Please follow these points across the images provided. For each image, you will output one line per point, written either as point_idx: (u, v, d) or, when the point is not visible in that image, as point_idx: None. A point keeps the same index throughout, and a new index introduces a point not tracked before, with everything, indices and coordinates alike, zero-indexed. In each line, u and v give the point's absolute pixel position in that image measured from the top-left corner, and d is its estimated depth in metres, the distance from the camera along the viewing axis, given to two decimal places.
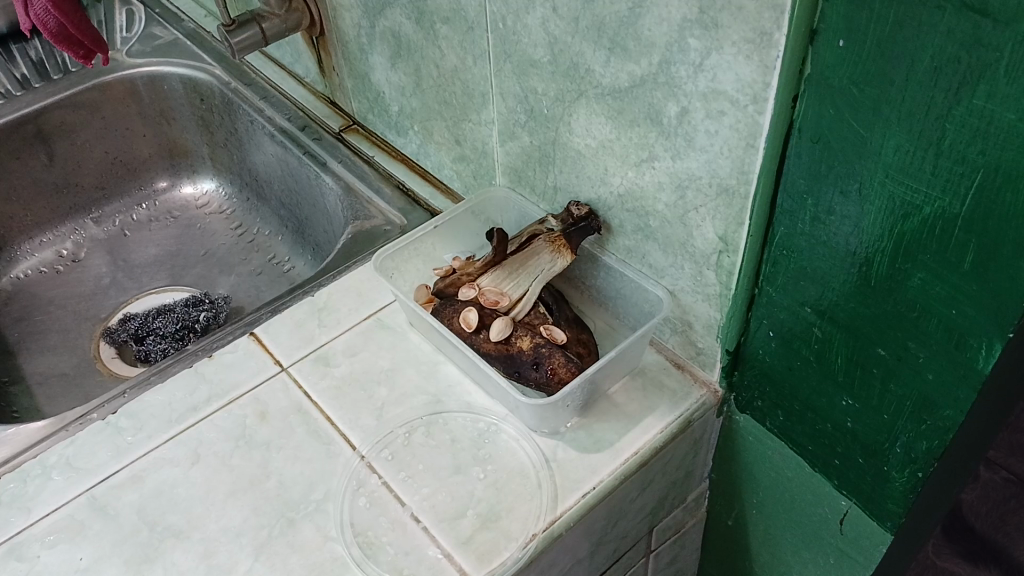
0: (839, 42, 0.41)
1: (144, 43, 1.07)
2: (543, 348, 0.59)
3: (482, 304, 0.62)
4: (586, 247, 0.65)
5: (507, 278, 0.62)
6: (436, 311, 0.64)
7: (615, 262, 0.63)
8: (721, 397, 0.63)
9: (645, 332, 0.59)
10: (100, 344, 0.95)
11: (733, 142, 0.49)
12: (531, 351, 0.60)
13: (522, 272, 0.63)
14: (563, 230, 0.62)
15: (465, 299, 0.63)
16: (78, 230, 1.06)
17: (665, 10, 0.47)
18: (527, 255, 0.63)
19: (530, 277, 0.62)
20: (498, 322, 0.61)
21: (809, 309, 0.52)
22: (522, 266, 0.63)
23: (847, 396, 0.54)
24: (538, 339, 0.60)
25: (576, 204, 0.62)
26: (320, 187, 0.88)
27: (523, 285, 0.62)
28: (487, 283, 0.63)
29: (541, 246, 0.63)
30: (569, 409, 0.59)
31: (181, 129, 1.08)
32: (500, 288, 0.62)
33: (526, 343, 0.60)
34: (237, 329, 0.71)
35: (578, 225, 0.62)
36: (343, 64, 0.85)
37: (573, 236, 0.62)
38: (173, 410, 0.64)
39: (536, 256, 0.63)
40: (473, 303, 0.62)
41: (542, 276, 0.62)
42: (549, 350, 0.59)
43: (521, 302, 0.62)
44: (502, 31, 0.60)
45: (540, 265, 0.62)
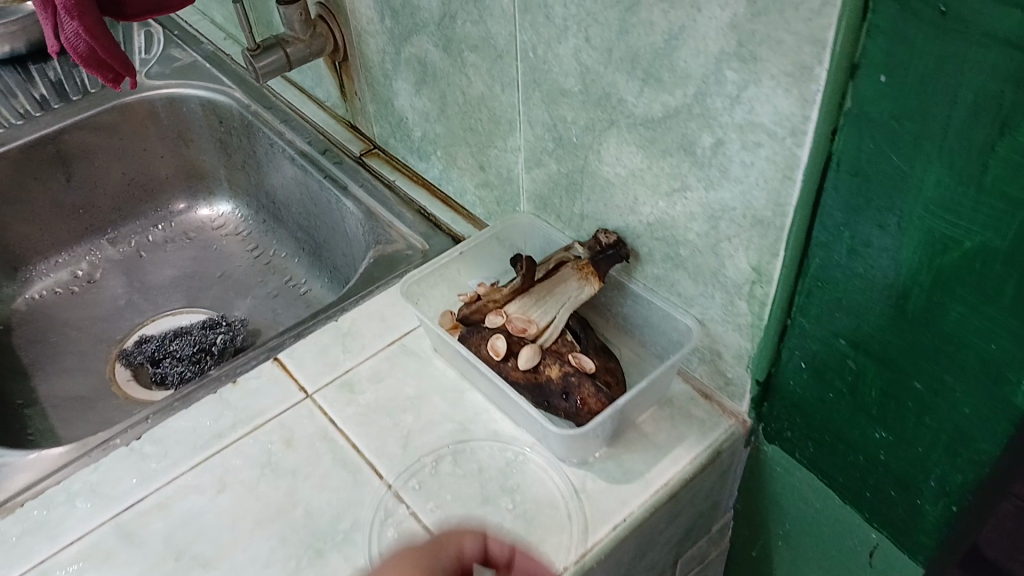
0: (880, 77, 0.41)
1: (163, 65, 1.07)
2: (572, 377, 0.60)
3: (509, 331, 0.61)
4: (614, 276, 0.66)
5: (535, 305, 0.63)
6: (462, 341, 0.64)
7: (644, 291, 0.63)
8: (749, 427, 0.62)
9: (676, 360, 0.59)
10: (117, 367, 0.95)
11: (770, 174, 0.48)
12: (560, 380, 0.60)
13: (549, 300, 0.63)
14: (590, 258, 0.63)
15: (493, 326, 0.63)
16: (95, 250, 1.06)
17: (702, 43, 0.47)
18: (553, 283, 0.64)
19: (558, 304, 0.63)
20: (527, 350, 0.61)
21: (842, 341, 0.52)
22: (549, 294, 0.63)
23: (880, 427, 0.54)
24: (567, 367, 0.60)
25: (604, 231, 0.63)
26: (340, 211, 0.88)
27: (551, 312, 0.62)
28: (514, 310, 0.62)
29: (568, 273, 0.64)
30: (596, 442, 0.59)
31: (199, 151, 1.08)
32: (527, 315, 0.62)
33: (555, 372, 0.60)
34: (260, 354, 0.70)
35: (606, 252, 0.62)
36: (365, 89, 0.85)
37: (602, 261, 0.62)
38: (197, 436, 0.64)
39: (563, 281, 0.63)
40: (501, 330, 0.62)
41: (569, 303, 0.63)
42: (578, 379, 0.59)
43: (550, 329, 0.62)
44: (532, 61, 0.60)
45: (567, 293, 0.63)
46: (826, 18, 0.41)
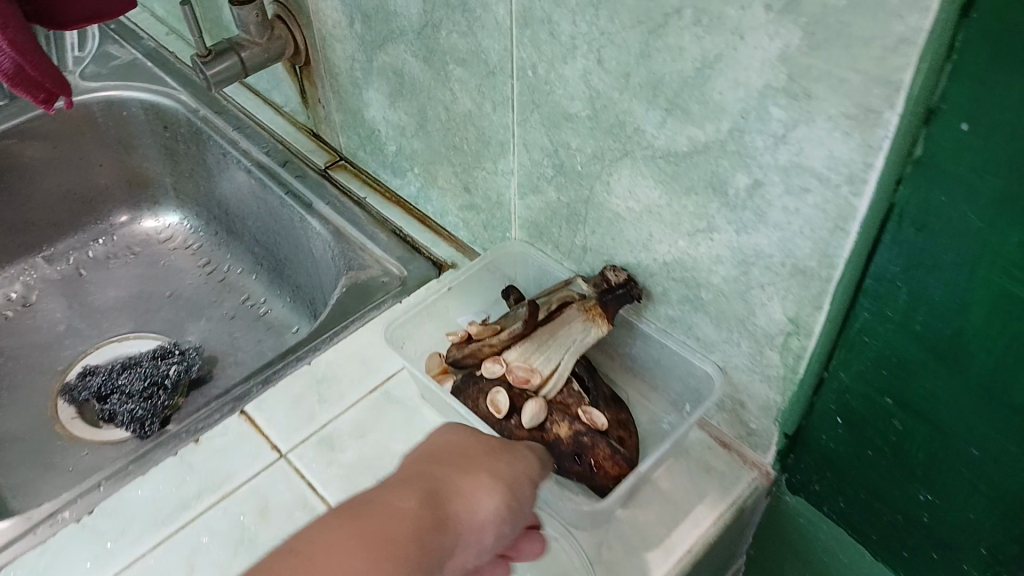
0: (962, 125, 0.35)
1: (99, 64, 0.97)
2: (585, 436, 0.53)
3: (510, 382, 0.55)
4: (624, 316, 0.59)
5: (536, 351, 0.56)
6: (456, 391, 0.57)
7: (659, 333, 0.57)
8: (772, 479, 0.58)
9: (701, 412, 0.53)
10: (59, 404, 0.86)
11: (818, 223, 0.43)
12: (570, 440, 0.53)
13: (552, 345, 0.57)
14: (597, 298, 0.56)
15: (491, 376, 0.56)
16: (29, 270, 0.97)
17: (743, 74, 0.41)
18: (556, 325, 0.57)
19: (562, 349, 0.57)
20: (531, 406, 0.54)
21: (888, 399, 0.47)
22: (551, 337, 0.57)
23: (926, 490, 0.49)
24: (578, 426, 0.54)
25: (613, 269, 0.56)
26: (305, 231, 0.80)
27: (555, 359, 0.56)
28: (514, 358, 0.56)
29: (573, 314, 0.57)
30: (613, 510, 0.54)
31: (142, 158, 0.98)
32: (529, 363, 0.56)
33: (564, 431, 0.54)
34: (225, 406, 0.63)
35: (617, 291, 0.56)
36: (331, 97, 0.77)
37: (612, 303, 0.56)
38: (158, 509, 0.56)
39: (568, 323, 0.57)
40: (501, 381, 0.56)
41: (574, 347, 0.57)
42: (592, 439, 0.53)
43: (553, 378, 0.56)
44: (531, 80, 0.54)
45: (572, 336, 0.57)
46: (902, 57, 0.35)
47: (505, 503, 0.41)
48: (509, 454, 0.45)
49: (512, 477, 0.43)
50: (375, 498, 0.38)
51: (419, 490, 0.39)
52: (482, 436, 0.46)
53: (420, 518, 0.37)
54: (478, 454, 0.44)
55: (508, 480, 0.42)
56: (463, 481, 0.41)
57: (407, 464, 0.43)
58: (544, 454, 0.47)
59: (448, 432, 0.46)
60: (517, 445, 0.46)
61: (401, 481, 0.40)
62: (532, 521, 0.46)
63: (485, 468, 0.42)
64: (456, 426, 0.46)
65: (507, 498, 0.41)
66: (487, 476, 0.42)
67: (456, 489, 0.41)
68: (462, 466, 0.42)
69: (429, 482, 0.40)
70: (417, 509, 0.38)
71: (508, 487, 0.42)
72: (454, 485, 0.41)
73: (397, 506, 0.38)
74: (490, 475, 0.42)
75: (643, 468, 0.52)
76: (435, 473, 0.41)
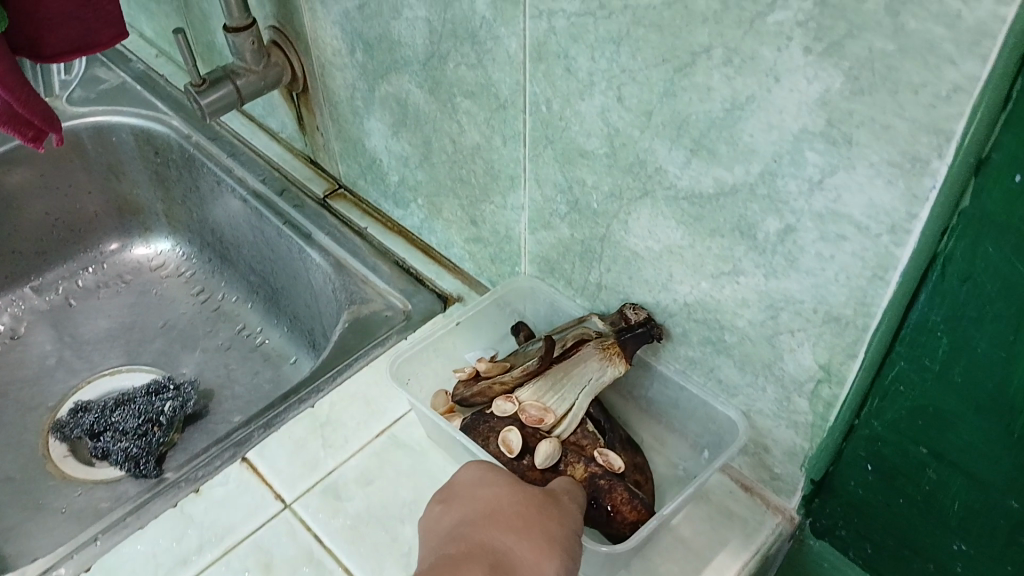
0: (1016, 177, 0.33)
1: (86, 88, 0.94)
2: (601, 478, 0.51)
3: (522, 422, 0.53)
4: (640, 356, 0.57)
5: (550, 390, 0.54)
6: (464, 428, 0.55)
7: (678, 374, 0.55)
8: (797, 523, 0.55)
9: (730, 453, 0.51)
10: (50, 442, 0.83)
11: (854, 271, 0.41)
12: (585, 482, 0.51)
13: (567, 383, 0.54)
14: (615, 336, 0.54)
15: (503, 414, 0.54)
16: (17, 301, 0.94)
17: (776, 117, 0.39)
18: (571, 363, 0.55)
19: (577, 389, 0.54)
20: (545, 446, 0.52)
21: (923, 449, 0.45)
22: (566, 376, 0.54)
23: (961, 541, 0.47)
24: (593, 467, 0.52)
25: (633, 307, 0.54)
26: (304, 262, 0.78)
27: (569, 398, 0.54)
28: (527, 396, 0.54)
29: (589, 351, 0.54)
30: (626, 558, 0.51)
31: (132, 184, 0.95)
32: (542, 402, 0.53)
33: (579, 472, 0.51)
34: (224, 451, 0.60)
35: (636, 329, 0.53)
36: (330, 125, 0.74)
37: (631, 341, 0.53)
38: (157, 565, 0.54)
39: (583, 361, 0.54)
40: (513, 420, 0.53)
41: (589, 387, 0.54)
42: (609, 482, 0.51)
43: (567, 418, 0.54)
44: (544, 116, 0.51)
45: (588, 375, 0.54)
46: (955, 106, 0.33)
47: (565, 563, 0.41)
48: (559, 509, 0.45)
49: (563, 536, 0.43)
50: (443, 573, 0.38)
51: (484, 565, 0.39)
52: (530, 489, 0.46)
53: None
54: (526, 512, 0.44)
55: (563, 539, 0.43)
56: (520, 547, 0.41)
57: (457, 529, 0.43)
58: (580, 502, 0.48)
59: (494, 485, 0.46)
60: (559, 499, 0.46)
61: (461, 555, 0.40)
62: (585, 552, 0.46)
63: (539, 528, 0.43)
64: (499, 478, 0.46)
65: (566, 561, 0.42)
66: (542, 537, 0.42)
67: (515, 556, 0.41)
68: (518, 531, 0.42)
69: (490, 550, 0.41)
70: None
71: (565, 545, 0.42)
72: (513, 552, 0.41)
73: None
74: (548, 535, 0.42)
75: (663, 512, 0.50)
76: (489, 541, 0.41)
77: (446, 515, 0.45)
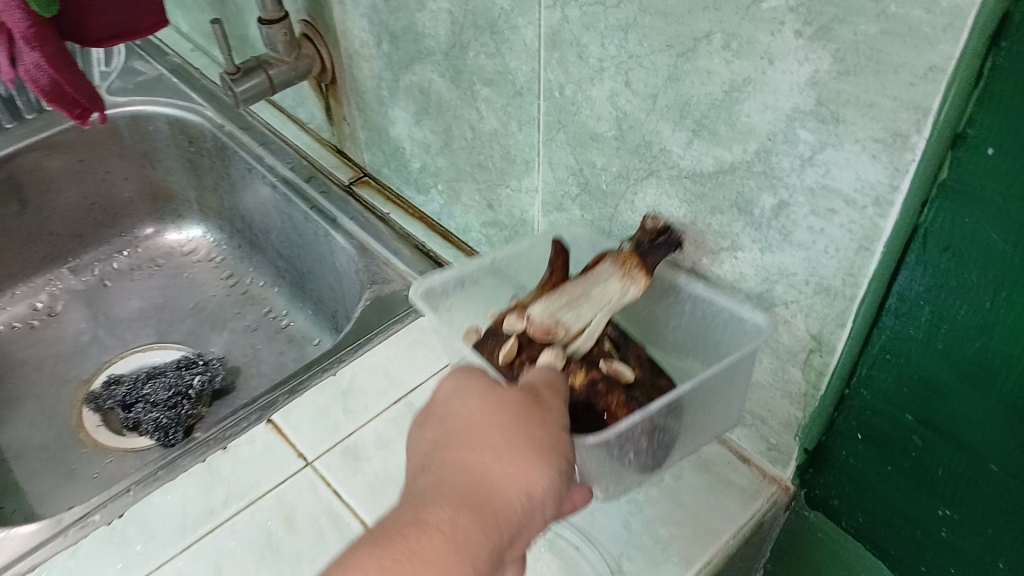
0: (989, 150, 0.37)
1: (125, 79, 0.99)
2: (599, 384, 0.48)
3: (529, 335, 0.49)
4: (671, 278, 0.55)
5: (565, 306, 0.50)
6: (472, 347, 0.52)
7: (709, 292, 0.52)
8: (792, 493, 0.58)
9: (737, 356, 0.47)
10: (84, 412, 0.87)
11: (842, 244, 0.44)
12: (584, 387, 0.48)
13: (585, 300, 0.50)
14: (636, 251, 0.52)
15: (511, 329, 0.50)
16: (55, 280, 0.98)
17: (771, 98, 0.42)
18: (589, 280, 0.51)
19: (595, 307, 0.50)
20: (546, 356, 0.48)
21: (910, 416, 0.48)
22: (584, 294, 0.50)
23: (946, 506, 0.50)
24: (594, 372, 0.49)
25: (653, 216, 0.52)
26: (329, 245, 0.82)
27: (585, 316, 0.50)
28: (538, 311, 0.50)
29: (608, 267, 0.51)
30: (627, 473, 0.50)
31: (167, 172, 0.99)
32: (554, 317, 0.49)
33: (579, 377, 0.48)
34: (252, 414, 0.65)
35: (657, 241, 0.52)
36: (356, 114, 0.78)
37: (651, 254, 0.51)
38: (185, 515, 0.58)
39: (602, 277, 0.51)
40: (520, 334, 0.50)
41: (608, 306, 0.50)
42: (606, 386, 0.48)
43: (581, 336, 0.50)
44: (558, 101, 0.55)
45: (607, 292, 0.50)
46: (931, 84, 0.36)
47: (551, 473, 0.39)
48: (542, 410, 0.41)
49: (546, 436, 0.40)
50: (415, 515, 0.36)
51: (452, 500, 0.37)
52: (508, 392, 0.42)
53: (464, 534, 0.35)
54: (501, 417, 0.40)
55: (546, 444, 0.39)
56: (496, 464, 0.38)
57: (430, 454, 0.40)
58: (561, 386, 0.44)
59: (471, 397, 0.43)
60: (542, 389, 0.43)
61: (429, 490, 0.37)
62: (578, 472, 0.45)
63: (516, 437, 0.39)
64: (472, 384, 0.43)
65: (552, 469, 0.39)
66: (526, 445, 0.39)
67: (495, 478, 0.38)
68: (491, 445, 0.39)
69: (467, 478, 0.38)
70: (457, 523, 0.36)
71: (548, 451, 0.39)
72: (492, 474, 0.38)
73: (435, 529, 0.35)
74: (531, 445, 0.39)
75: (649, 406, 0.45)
76: (462, 465, 0.39)
77: (424, 436, 0.43)
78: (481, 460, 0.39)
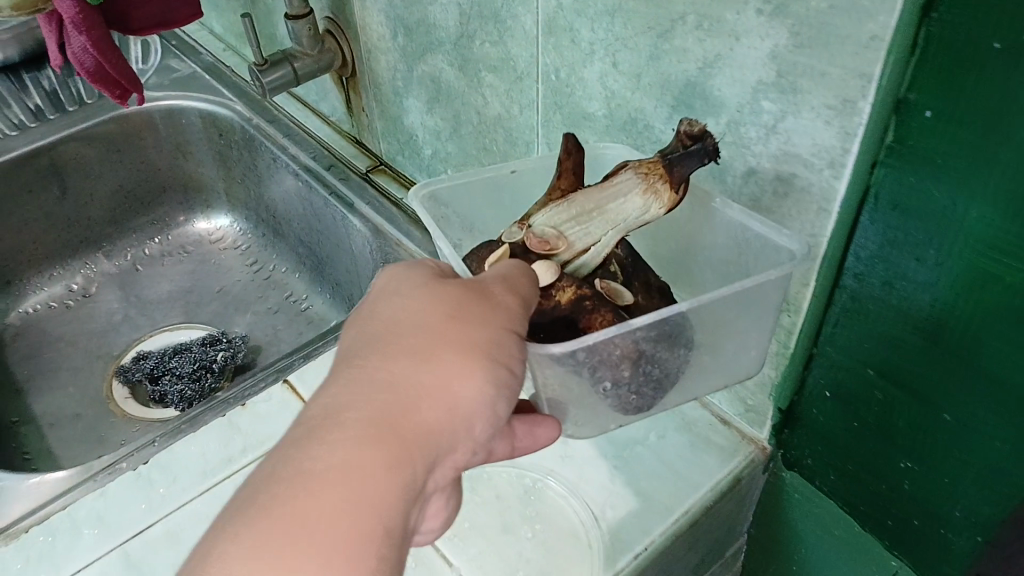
0: (927, 113, 0.41)
1: (161, 76, 1.05)
2: (586, 301, 0.47)
3: (528, 245, 0.49)
4: (707, 203, 0.52)
5: (574, 221, 0.49)
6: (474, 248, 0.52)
7: (743, 216, 0.50)
8: (769, 454, 0.63)
9: (762, 280, 0.46)
10: (114, 384, 0.92)
11: (804, 206, 0.48)
12: (570, 305, 0.47)
13: (597, 214, 0.49)
14: (660, 161, 0.47)
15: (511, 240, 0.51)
16: (90, 264, 1.04)
17: (739, 72, 0.47)
18: (606, 193, 0.49)
19: (607, 225, 0.48)
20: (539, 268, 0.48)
21: (871, 370, 0.52)
22: (599, 209, 0.49)
23: (907, 457, 0.54)
24: (582, 290, 0.47)
25: (689, 120, 0.46)
26: (346, 228, 0.87)
27: (594, 233, 0.49)
28: (541, 225, 0.50)
29: (629, 177, 0.48)
30: (605, 407, 0.50)
31: (197, 164, 1.06)
32: (559, 232, 0.49)
33: (566, 296, 0.47)
34: (270, 376, 0.70)
35: (690, 147, 0.46)
36: (374, 105, 0.84)
37: (678, 165, 0.46)
38: (207, 461, 0.63)
39: (621, 188, 0.48)
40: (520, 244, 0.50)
41: (622, 225, 0.48)
42: (593, 305, 0.47)
43: (584, 255, 0.49)
44: (554, 84, 0.60)
45: (622, 207, 0.48)
46: (874, 53, 0.40)
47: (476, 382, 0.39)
48: (473, 307, 0.40)
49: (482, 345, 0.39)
50: (310, 442, 0.35)
51: (375, 417, 0.37)
52: (438, 291, 0.41)
53: (366, 462, 0.35)
54: (437, 326, 0.40)
55: (472, 347, 0.39)
56: (427, 377, 0.38)
57: (360, 351, 0.39)
58: (523, 291, 0.43)
59: (397, 296, 0.42)
60: (495, 293, 0.42)
61: (353, 401, 0.37)
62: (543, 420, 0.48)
63: (450, 349, 0.39)
64: (414, 286, 0.42)
65: (484, 385, 0.39)
66: (460, 357, 0.39)
67: (409, 394, 0.38)
68: (425, 356, 0.39)
69: (377, 392, 0.37)
70: (359, 449, 0.36)
71: (474, 354, 0.39)
72: (407, 389, 0.38)
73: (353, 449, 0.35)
74: (453, 351, 0.39)
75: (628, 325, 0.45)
76: (390, 373, 0.38)
77: (355, 329, 0.41)
78: (397, 369, 0.38)
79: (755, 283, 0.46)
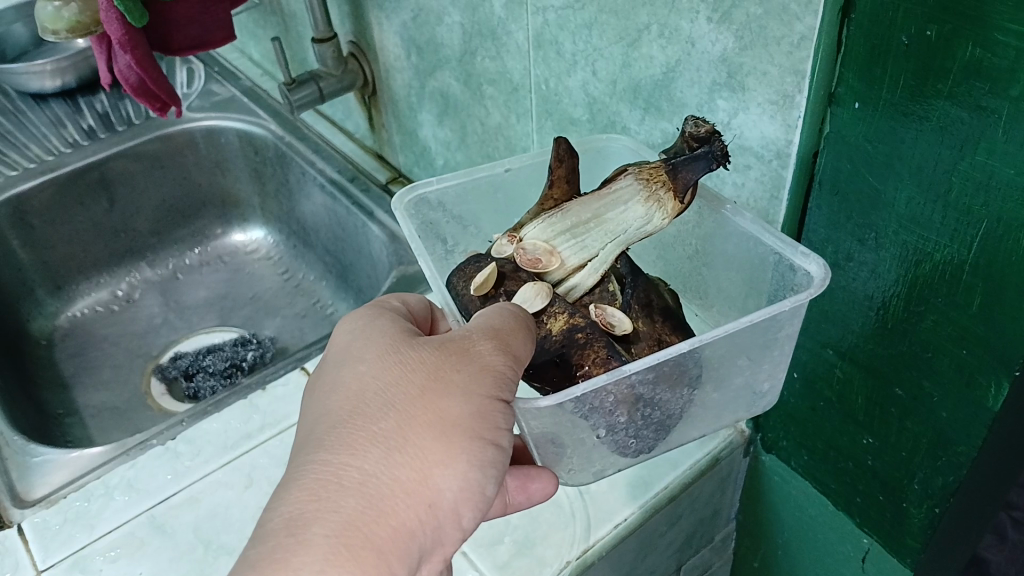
0: (855, 104, 0.45)
1: (203, 99, 1.14)
2: (580, 333, 0.48)
3: (518, 262, 0.52)
4: (720, 210, 0.54)
5: (569, 234, 0.51)
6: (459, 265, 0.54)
7: (756, 228, 0.52)
8: (747, 437, 0.67)
9: (779, 309, 0.46)
10: (151, 380, 1.00)
11: (759, 195, 0.55)
12: (562, 336, 0.49)
13: (597, 225, 0.51)
14: (662, 165, 0.49)
15: (500, 255, 0.53)
16: (134, 273, 1.12)
17: (696, 74, 0.52)
18: (607, 203, 0.50)
19: (608, 236, 0.51)
20: (528, 289, 0.50)
21: (830, 350, 0.56)
22: (599, 218, 0.50)
23: (867, 434, 0.57)
24: (575, 320, 0.49)
25: (693, 121, 0.47)
26: (366, 235, 0.94)
27: (591, 246, 0.51)
28: (534, 236, 0.52)
29: (630, 185, 0.49)
30: (602, 447, 0.50)
31: (235, 180, 1.14)
32: (552, 246, 0.51)
33: (559, 325, 0.49)
34: (289, 364, 0.76)
35: (698, 152, 0.47)
36: (392, 121, 0.91)
37: (686, 169, 0.47)
38: (228, 437, 0.69)
39: (622, 197, 0.50)
40: (511, 261, 0.52)
41: (620, 238, 0.51)
42: (587, 337, 0.48)
43: (579, 270, 0.52)
44: (545, 93, 0.66)
45: (623, 217, 0.50)
46: (804, 51, 0.46)
47: (455, 463, 0.43)
48: (444, 380, 0.44)
49: (455, 424, 0.43)
50: (285, 553, 0.39)
51: (349, 514, 0.40)
52: (408, 366, 0.45)
53: (348, 565, 0.39)
54: (410, 410, 0.43)
55: (447, 427, 0.43)
56: (401, 468, 0.42)
57: (336, 436, 0.43)
58: (513, 350, 0.46)
59: (365, 371, 0.45)
60: (475, 360, 0.45)
61: (328, 497, 0.41)
62: (534, 470, 0.52)
63: (422, 435, 0.42)
64: (392, 361, 0.45)
65: (460, 468, 0.43)
66: (434, 443, 0.42)
67: (386, 485, 0.41)
68: (400, 445, 0.42)
69: (352, 488, 0.41)
70: (341, 551, 0.39)
71: (450, 437, 0.43)
72: (383, 480, 0.41)
73: (329, 551, 0.39)
74: (427, 434, 0.42)
75: (619, 371, 0.44)
76: (364, 465, 0.42)
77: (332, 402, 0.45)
78: (371, 461, 0.42)
79: (768, 314, 0.46)
